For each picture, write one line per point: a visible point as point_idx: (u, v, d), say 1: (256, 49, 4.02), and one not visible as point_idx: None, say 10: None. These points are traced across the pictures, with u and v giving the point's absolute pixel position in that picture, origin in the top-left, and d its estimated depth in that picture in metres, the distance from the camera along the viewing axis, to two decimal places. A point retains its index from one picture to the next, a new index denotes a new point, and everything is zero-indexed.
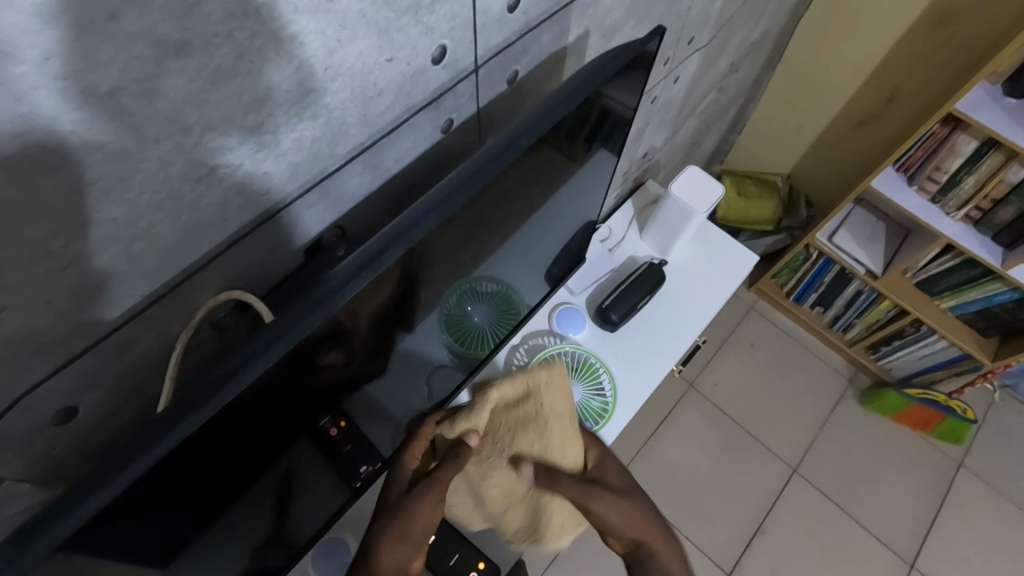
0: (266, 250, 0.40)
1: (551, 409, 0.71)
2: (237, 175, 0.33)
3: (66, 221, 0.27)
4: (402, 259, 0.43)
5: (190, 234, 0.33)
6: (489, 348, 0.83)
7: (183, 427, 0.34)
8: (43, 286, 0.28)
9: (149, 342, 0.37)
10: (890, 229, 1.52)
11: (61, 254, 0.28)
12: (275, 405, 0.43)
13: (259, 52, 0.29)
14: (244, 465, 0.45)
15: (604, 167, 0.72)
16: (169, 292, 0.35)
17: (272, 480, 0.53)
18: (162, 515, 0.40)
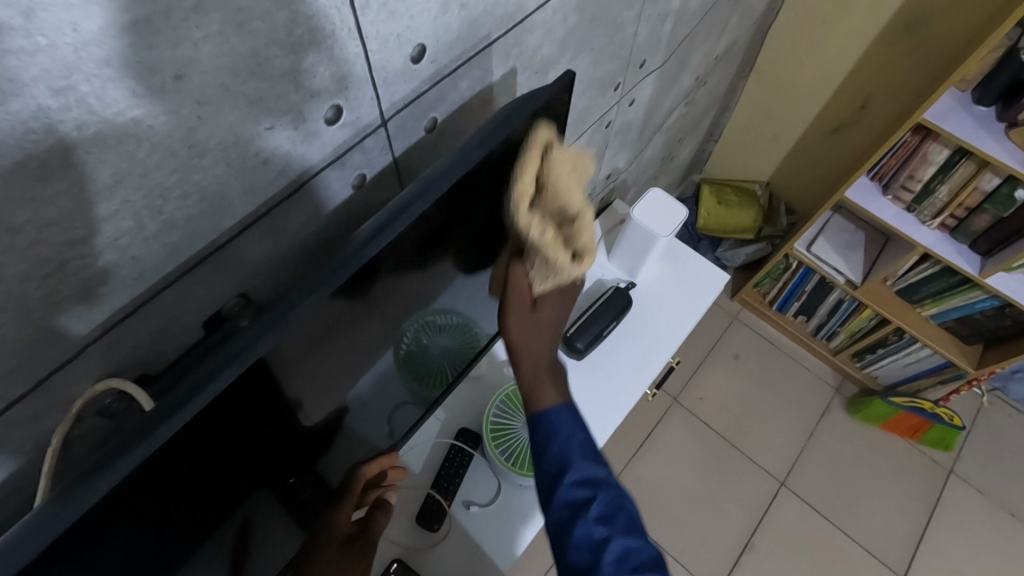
0: (155, 330, 0.37)
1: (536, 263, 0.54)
2: (96, 264, 0.31)
3: None
4: (313, 322, 0.40)
5: (49, 330, 0.31)
6: (447, 382, 0.78)
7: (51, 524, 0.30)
8: None
9: (19, 442, 0.34)
10: (870, 237, 1.49)
11: None
12: (193, 489, 0.39)
13: (96, 144, 0.26)
14: (170, 553, 0.41)
15: None
16: (35, 388, 0.32)
17: (224, 543, 0.48)
18: None
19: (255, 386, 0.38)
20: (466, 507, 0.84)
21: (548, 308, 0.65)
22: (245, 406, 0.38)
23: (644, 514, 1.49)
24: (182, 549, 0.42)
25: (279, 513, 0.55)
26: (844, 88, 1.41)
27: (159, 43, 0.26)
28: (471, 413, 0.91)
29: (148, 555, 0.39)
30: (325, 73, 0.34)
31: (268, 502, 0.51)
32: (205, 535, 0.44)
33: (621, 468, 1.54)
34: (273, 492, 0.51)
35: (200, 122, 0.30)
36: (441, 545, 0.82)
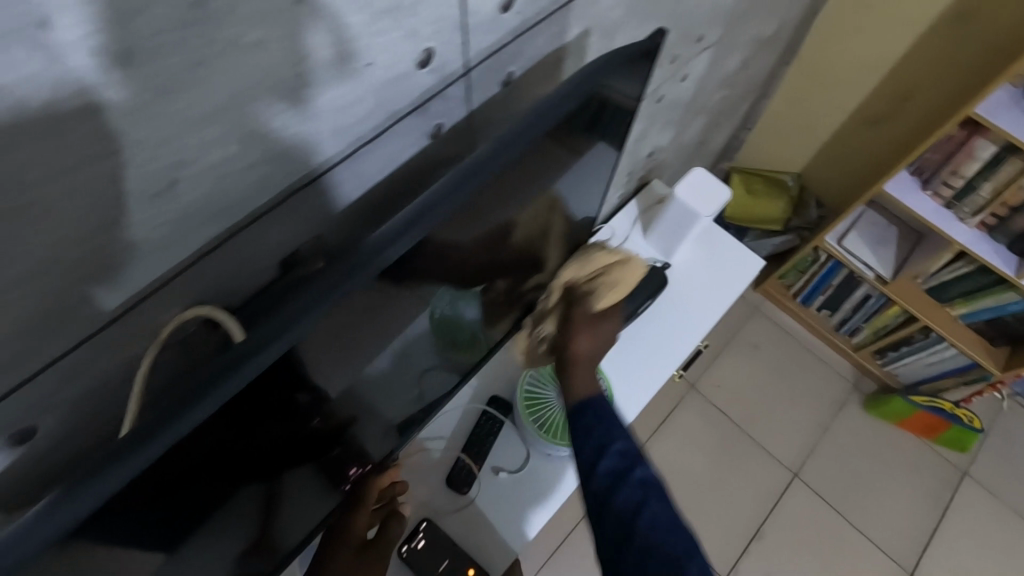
0: (237, 263, 0.37)
1: (618, 280, 0.82)
2: (198, 190, 0.31)
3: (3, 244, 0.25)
4: (325, 322, 0.39)
5: (148, 252, 0.32)
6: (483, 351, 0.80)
7: (153, 444, 0.33)
8: None
9: (107, 363, 0.35)
10: (902, 233, 1.47)
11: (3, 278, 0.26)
12: (205, 467, 0.40)
13: (102, 128, 0.25)
14: (186, 529, 0.42)
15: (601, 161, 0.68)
16: (129, 310, 0.33)
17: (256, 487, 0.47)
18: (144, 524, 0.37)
19: (263, 379, 0.38)
20: (495, 472, 0.85)
21: (608, 322, 0.78)
22: (255, 396, 0.38)
23: None
24: (197, 525, 0.43)
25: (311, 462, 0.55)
26: (888, 79, 1.38)
27: (152, 23, 0.24)
28: (501, 382, 0.92)
29: (207, 484, 0.41)
30: (322, 48, 0.31)
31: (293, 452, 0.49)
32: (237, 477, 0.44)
33: (634, 451, 1.55)
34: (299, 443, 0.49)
35: (201, 110, 0.28)
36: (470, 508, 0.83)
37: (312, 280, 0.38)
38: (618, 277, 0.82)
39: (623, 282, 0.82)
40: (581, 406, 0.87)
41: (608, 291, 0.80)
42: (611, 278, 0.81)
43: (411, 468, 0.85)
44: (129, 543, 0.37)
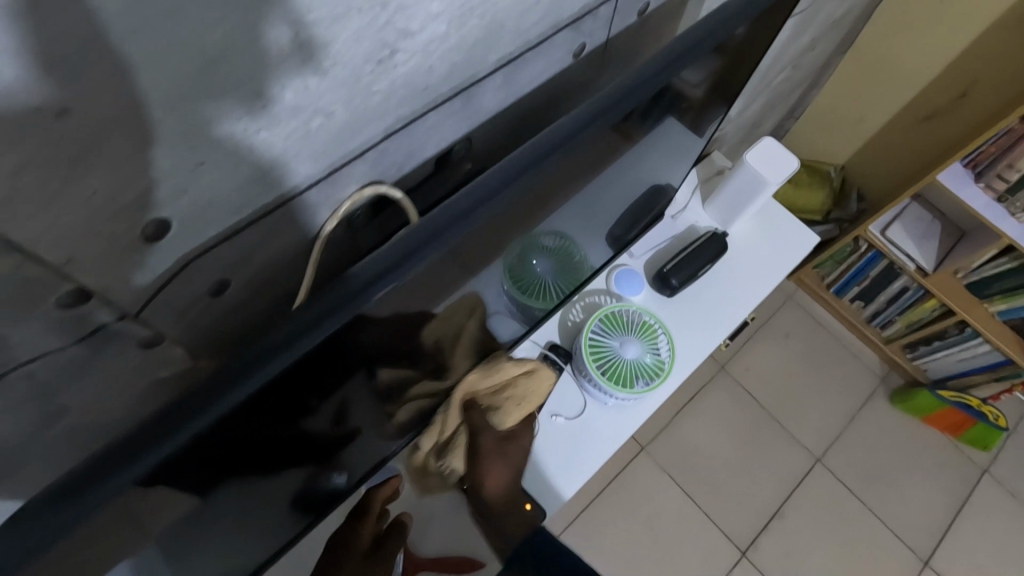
0: (405, 153, 0.43)
1: (526, 394, 0.80)
2: (408, 63, 0.36)
3: (268, 81, 0.30)
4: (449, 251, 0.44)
5: (358, 119, 0.37)
6: (551, 302, 0.87)
7: (230, 398, 0.35)
8: (239, 146, 0.32)
9: (298, 228, 0.40)
10: (945, 228, 1.48)
11: (259, 117, 0.31)
12: (265, 435, 0.42)
13: (298, 19, 0.29)
14: (225, 500, 0.44)
15: (666, 135, 0.77)
16: (326, 176, 0.38)
17: (314, 443, 0.51)
18: (203, 482, 0.39)
19: (302, 367, 0.39)
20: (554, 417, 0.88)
21: (517, 448, 0.83)
22: (290, 387, 0.39)
23: (680, 472, 1.54)
24: (227, 499, 0.44)
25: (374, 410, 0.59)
26: (946, 75, 1.38)
27: None
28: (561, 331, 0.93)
29: (265, 447, 0.43)
30: (285, 42, 0.29)
31: (367, 391, 0.53)
32: (300, 436, 0.47)
33: (660, 426, 1.58)
34: (372, 387, 0.53)
35: (197, 97, 0.28)
36: (528, 447, 0.88)
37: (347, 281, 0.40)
38: (520, 390, 0.79)
39: (520, 396, 0.80)
40: (644, 357, 0.88)
41: (514, 406, 0.80)
42: (513, 393, 0.79)
43: None
44: (171, 513, 0.38)
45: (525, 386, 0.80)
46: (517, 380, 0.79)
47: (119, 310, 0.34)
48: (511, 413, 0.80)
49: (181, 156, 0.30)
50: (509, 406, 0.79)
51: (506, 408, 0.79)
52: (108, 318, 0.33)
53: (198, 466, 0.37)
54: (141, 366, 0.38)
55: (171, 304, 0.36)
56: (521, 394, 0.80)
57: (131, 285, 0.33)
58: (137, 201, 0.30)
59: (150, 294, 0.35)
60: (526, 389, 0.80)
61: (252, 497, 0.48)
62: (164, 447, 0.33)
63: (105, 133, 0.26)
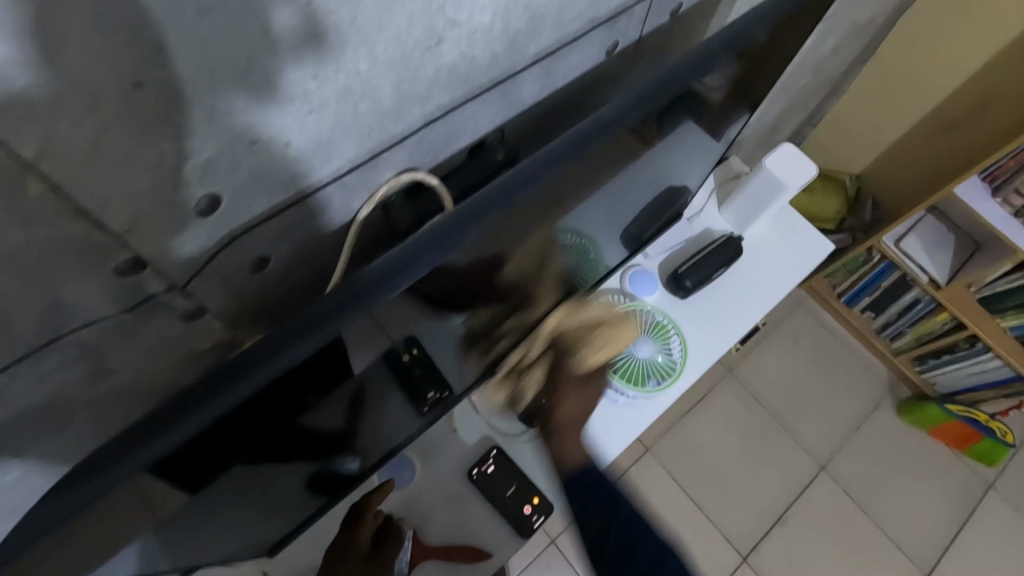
0: (442, 140, 0.44)
1: (612, 336, 0.84)
2: (452, 52, 0.38)
3: (324, 64, 0.32)
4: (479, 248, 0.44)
5: (401, 104, 0.38)
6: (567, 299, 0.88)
7: (247, 384, 0.35)
8: (290, 125, 0.34)
9: (338, 208, 0.42)
10: (959, 241, 1.48)
11: (312, 98, 0.33)
12: (283, 415, 0.42)
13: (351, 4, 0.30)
14: (240, 475, 0.45)
15: (687, 136, 0.78)
16: (367, 160, 0.41)
17: (329, 424, 0.51)
18: (218, 461, 0.40)
19: (303, 365, 0.39)
20: None
21: (593, 387, 0.82)
22: (296, 384, 0.39)
23: (684, 475, 1.54)
24: (244, 474, 0.45)
25: (392, 387, 0.60)
26: (965, 87, 1.38)
27: None
28: None
29: (282, 427, 0.43)
30: (325, 18, 0.30)
31: (385, 372, 0.54)
32: (316, 416, 0.47)
33: (666, 427, 1.58)
34: (391, 364, 0.54)
35: (216, 87, 0.29)
36: (536, 442, 0.88)
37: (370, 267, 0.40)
38: (599, 341, 0.82)
39: (601, 345, 0.82)
40: (656, 355, 0.90)
41: (599, 344, 0.82)
42: (600, 333, 0.83)
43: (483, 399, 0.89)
44: (186, 490, 0.39)
45: (607, 330, 0.84)
46: (598, 330, 0.83)
47: (171, 278, 0.36)
48: (601, 349, 0.82)
49: (243, 130, 0.32)
50: (596, 350, 0.81)
51: (591, 354, 0.81)
52: (156, 288, 0.35)
53: (215, 444, 0.37)
54: (182, 335, 0.40)
55: (216, 274, 0.38)
56: (602, 344, 0.83)
57: (183, 253, 0.35)
58: (197, 170, 0.32)
59: (201, 262, 0.36)
60: (600, 339, 0.82)
61: (264, 474, 0.48)
62: (182, 429, 0.33)
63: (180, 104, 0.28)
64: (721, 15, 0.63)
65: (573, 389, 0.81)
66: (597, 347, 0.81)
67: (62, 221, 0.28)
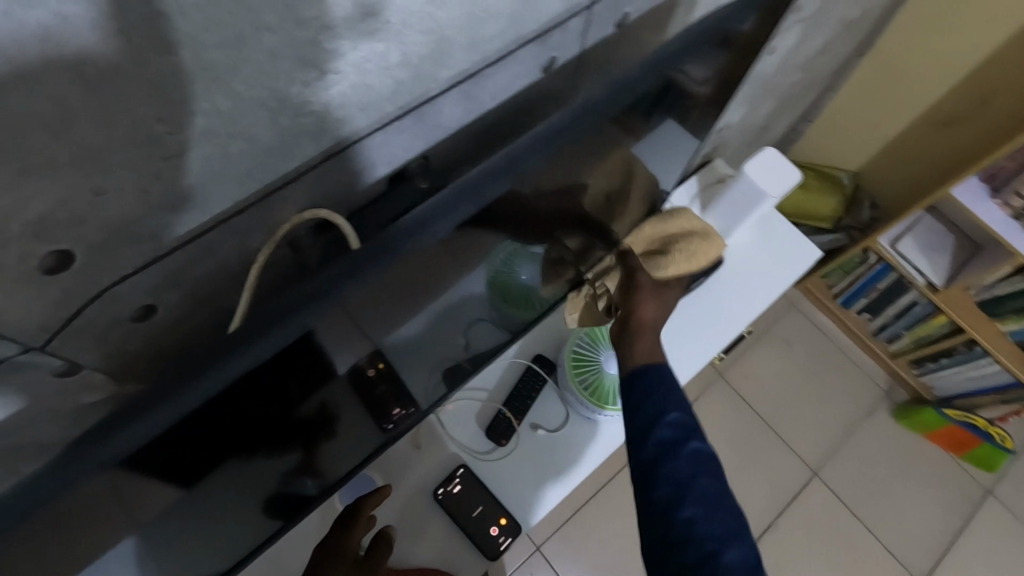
0: (352, 172, 0.42)
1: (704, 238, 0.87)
2: (340, 84, 0.35)
3: (173, 105, 0.29)
4: (407, 270, 0.42)
5: (287, 142, 0.36)
6: (536, 312, 0.83)
7: (207, 383, 0.34)
8: (142, 170, 0.31)
9: (229, 250, 0.39)
10: (959, 242, 1.43)
11: (166, 141, 0.30)
12: (247, 429, 0.41)
13: (190, 40, 0.27)
14: (204, 495, 0.43)
15: (671, 133, 0.74)
16: (258, 200, 0.38)
17: (299, 436, 0.50)
18: (180, 474, 0.39)
19: (285, 368, 0.40)
20: (534, 429, 0.87)
21: (671, 290, 0.81)
22: (258, 392, 0.39)
23: None
24: (209, 492, 0.43)
25: (362, 403, 0.58)
26: (966, 82, 1.33)
27: None
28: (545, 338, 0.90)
29: (246, 440, 0.42)
30: (189, 49, 0.27)
31: (348, 389, 0.51)
32: (281, 430, 0.46)
33: (654, 432, 1.55)
34: (353, 382, 0.51)
35: (46, 137, 0.26)
36: (508, 460, 0.85)
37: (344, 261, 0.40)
38: (694, 248, 0.84)
39: (697, 251, 0.84)
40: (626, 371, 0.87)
41: (684, 256, 0.83)
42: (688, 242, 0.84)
43: (451, 413, 0.86)
44: (145, 508, 0.38)
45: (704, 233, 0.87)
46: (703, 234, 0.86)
47: (26, 342, 0.33)
48: (676, 260, 0.82)
49: (80, 181, 0.29)
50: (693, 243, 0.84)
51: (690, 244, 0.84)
52: (10, 352, 0.32)
53: (175, 455, 0.36)
54: (60, 393, 0.37)
55: (90, 329, 0.36)
56: (702, 251, 0.85)
57: (35, 313, 0.32)
58: (30, 228, 0.28)
59: (58, 324, 0.33)
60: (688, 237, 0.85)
61: (229, 494, 0.47)
62: (133, 432, 0.32)
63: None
64: (684, 20, 0.59)
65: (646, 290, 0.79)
66: (663, 285, 0.81)
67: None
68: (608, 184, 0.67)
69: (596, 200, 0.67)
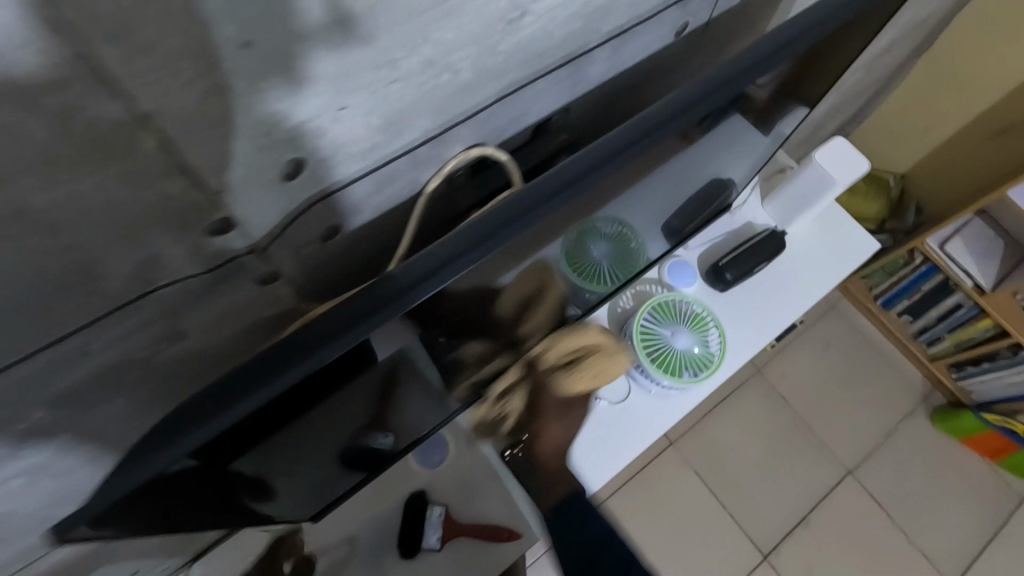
0: (508, 118, 0.47)
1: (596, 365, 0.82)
2: (532, 27, 0.39)
3: (414, 35, 0.34)
4: (543, 222, 0.46)
5: (480, 78, 0.40)
6: (605, 290, 0.87)
7: (301, 367, 0.37)
8: (375, 92, 0.35)
9: (405, 180, 0.45)
10: (1009, 248, 1.42)
11: (398, 68, 0.35)
12: (330, 387, 0.44)
13: None
14: (285, 448, 0.47)
15: (740, 125, 0.77)
16: (440, 131, 0.43)
17: (373, 397, 0.53)
18: (266, 432, 0.42)
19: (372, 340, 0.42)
20: (599, 401, 0.88)
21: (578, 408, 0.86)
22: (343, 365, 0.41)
23: (708, 471, 1.53)
24: (288, 444, 0.47)
25: (431, 371, 0.59)
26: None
27: None
28: (610, 315, 0.93)
29: (327, 400, 0.45)
30: None
31: (422, 356, 0.53)
32: (360, 389, 0.49)
33: (690, 423, 1.57)
34: (430, 348, 0.53)
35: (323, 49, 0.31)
36: (572, 426, 0.88)
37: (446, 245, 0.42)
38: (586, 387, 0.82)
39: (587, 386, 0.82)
40: (695, 347, 0.88)
41: (586, 375, 0.81)
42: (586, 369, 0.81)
43: None
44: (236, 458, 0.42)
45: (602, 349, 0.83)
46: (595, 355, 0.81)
47: (250, 242, 0.39)
48: (580, 380, 0.81)
49: (330, 96, 0.33)
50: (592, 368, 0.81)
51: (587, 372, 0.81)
52: (239, 249, 0.39)
53: (265, 417, 0.40)
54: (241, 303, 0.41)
55: (290, 239, 0.42)
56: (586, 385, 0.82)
57: (258, 221, 0.38)
58: (288, 133, 0.34)
59: (279, 224, 0.40)
60: (598, 367, 0.81)
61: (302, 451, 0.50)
62: (233, 410, 0.35)
63: (275, 67, 0.30)
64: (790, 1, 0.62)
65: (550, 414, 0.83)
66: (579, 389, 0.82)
67: None
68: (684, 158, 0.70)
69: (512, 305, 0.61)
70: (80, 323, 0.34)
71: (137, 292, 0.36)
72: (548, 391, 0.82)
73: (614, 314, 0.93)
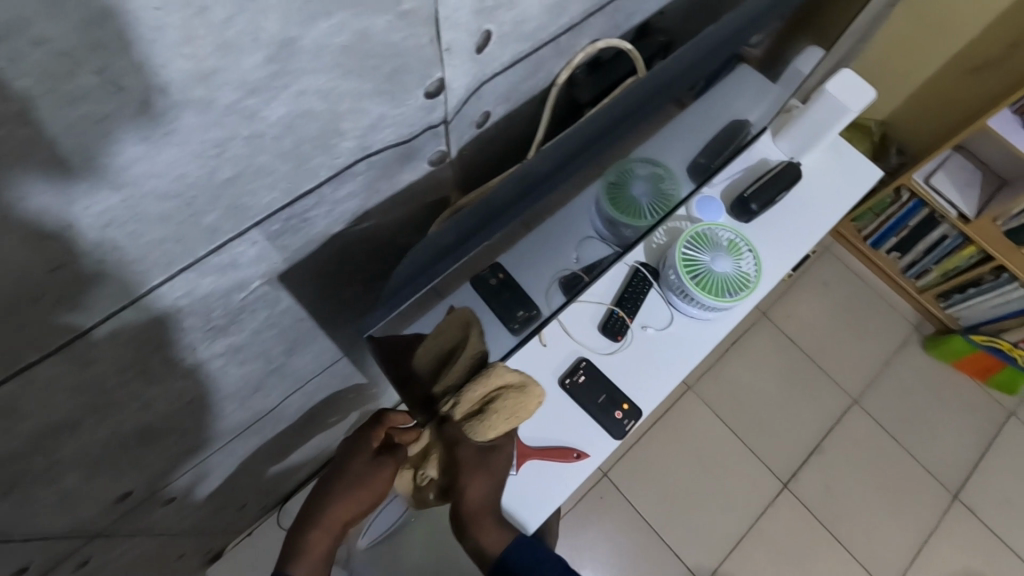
0: (607, 23, 0.50)
1: (510, 406, 0.72)
2: None
3: None
4: (646, 106, 0.56)
5: None
6: (645, 228, 0.87)
7: (484, 236, 0.48)
8: None
9: (534, 79, 0.48)
10: (986, 178, 1.54)
11: None
12: (491, 255, 0.55)
13: None
14: (449, 314, 0.58)
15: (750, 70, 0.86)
16: (581, 19, 0.45)
17: (502, 277, 0.63)
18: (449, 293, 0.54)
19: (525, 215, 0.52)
20: (645, 328, 0.95)
21: (496, 454, 0.75)
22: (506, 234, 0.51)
23: (727, 411, 1.61)
24: (455, 308, 0.59)
25: (538, 261, 0.68)
26: (995, 26, 1.41)
27: None
28: (646, 251, 0.99)
29: (487, 263, 0.56)
30: None
31: (539, 235, 0.63)
32: (503, 257, 0.58)
33: (705, 367, 1.65)
34: (546, 225, 0.62)
35: None
36: (624, 353, 0.94)
37: (579, 135, 0.51)
38: (502, 426, 0.71)
39: (507, 423, 0.72)
40: (731, 270, 0.94)
41: (505, 416, 0.71)
42: (504, 405, 0.71)
43: (569, 317, 0.93)
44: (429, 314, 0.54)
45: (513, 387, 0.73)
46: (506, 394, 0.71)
47: (444, 112, 0.41)
48: (494, 425, 0.70)
49: None
50: (506, 410, 0.71)
51: (501, 417, 0.71)
52: (416, 120, 0.39)
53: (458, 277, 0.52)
54: (388, 200, 0.45)
55: (460, 122, 0.44)
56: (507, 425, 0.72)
57: (455, 88, 0.40)
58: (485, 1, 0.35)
59: (456, 101, 0.41)
60: (513, 405, 0.72)
61: (454, 325, 0.61)
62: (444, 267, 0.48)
63: None
64: None
65: (468, 469, 0.72)
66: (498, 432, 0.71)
67: (399, 28, 0.31)
68: (714, 87, 0.79)
69: (431, 358, 0.63)
70: (312, 181, 0.37)
71: (356, 156, 0.38)
72: (465, 444, 0.71)
73: (651, 249, 0.98)
